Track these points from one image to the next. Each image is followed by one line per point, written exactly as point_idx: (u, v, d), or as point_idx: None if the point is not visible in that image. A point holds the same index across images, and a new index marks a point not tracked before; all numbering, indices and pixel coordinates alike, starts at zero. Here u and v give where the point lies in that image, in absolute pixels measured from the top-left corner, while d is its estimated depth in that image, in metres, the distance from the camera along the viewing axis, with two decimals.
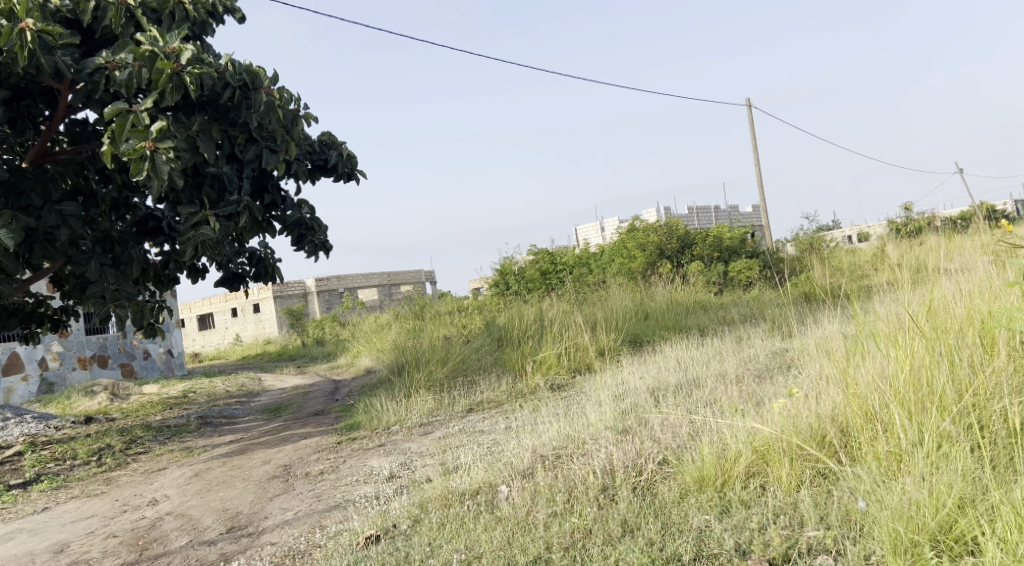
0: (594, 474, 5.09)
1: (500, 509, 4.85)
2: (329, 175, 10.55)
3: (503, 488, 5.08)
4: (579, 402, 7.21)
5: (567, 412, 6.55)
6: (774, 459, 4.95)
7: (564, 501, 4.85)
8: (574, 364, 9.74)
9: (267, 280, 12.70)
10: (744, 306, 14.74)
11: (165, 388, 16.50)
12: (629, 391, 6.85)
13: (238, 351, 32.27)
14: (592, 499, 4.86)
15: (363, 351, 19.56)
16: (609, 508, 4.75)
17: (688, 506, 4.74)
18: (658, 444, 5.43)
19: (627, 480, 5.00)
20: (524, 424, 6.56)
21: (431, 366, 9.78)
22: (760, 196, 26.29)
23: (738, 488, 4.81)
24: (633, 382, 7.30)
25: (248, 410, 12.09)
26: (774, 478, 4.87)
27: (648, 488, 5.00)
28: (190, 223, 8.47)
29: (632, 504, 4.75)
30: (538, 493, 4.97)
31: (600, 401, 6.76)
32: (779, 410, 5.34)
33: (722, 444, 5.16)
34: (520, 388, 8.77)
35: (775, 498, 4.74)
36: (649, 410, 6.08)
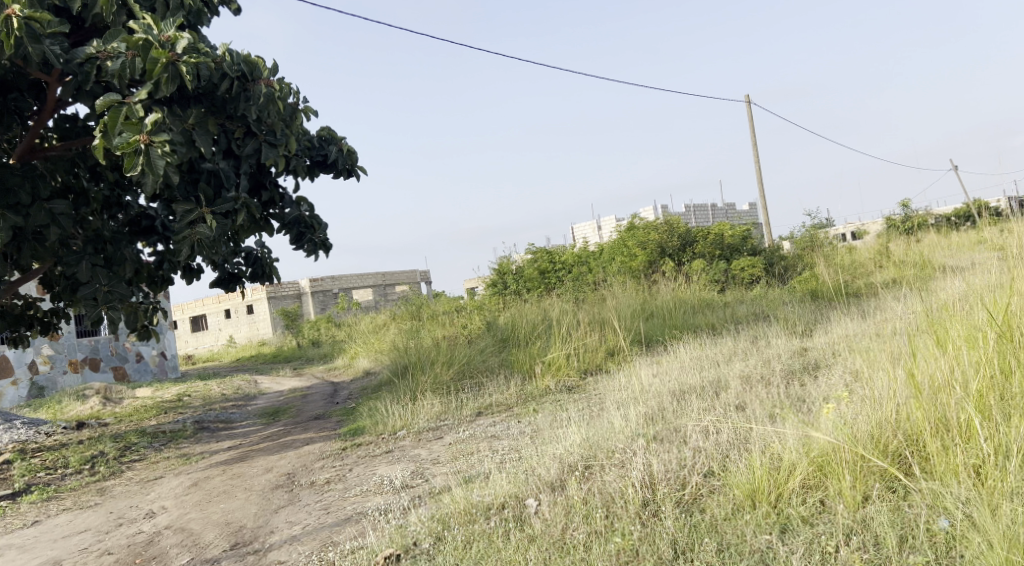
0: (634, 487, 4.76)
1: (531, 527, 4.53)
2: (328, 171, 10.23)
3: (531, 503, 4.76)
4: (595, 406, 6.92)
5: (585, 416, 6.26)
6: (834, 472, 4.63)
7: (603, 518, 4.53)
8: (584, 365, 9.44)
9: (265, 281, 12.35)
10: (751, 305, 14.49)
11: (159, 391, 16.16)
12: (649, 394, 6.57)
13: (233, 353, 31.92)
14: (636, 518, 4.53)
15: (361, 353, 19.25)
16: (655, 526, 4.43)
17: (742, 523, 4.41)
18: (689, 452, 5.12)
19: (673, 494, 4.69)
20: (541, 429, 6.25)
21: (436, 369, 9.47)
22: (759, 193, 26.04)
23: (798, 504, 4.47)
24: (651, 384, 7.00)
25: (245, 414, 11.77)
26: (834, 492, 4.54)
27: (693, 503, 4.68)
28: (186, 221, 8.14)
29: (680, 522, 4.43)
30: (571, 508, 4.66)
31: (619, 404, 6.46)
32: (835, 418, 5.03)
33: (774, 456, 4.85)
34: (530, 391, 8.47)
35: (841, 515, 4.39)
36: (675, 415, 5.78)
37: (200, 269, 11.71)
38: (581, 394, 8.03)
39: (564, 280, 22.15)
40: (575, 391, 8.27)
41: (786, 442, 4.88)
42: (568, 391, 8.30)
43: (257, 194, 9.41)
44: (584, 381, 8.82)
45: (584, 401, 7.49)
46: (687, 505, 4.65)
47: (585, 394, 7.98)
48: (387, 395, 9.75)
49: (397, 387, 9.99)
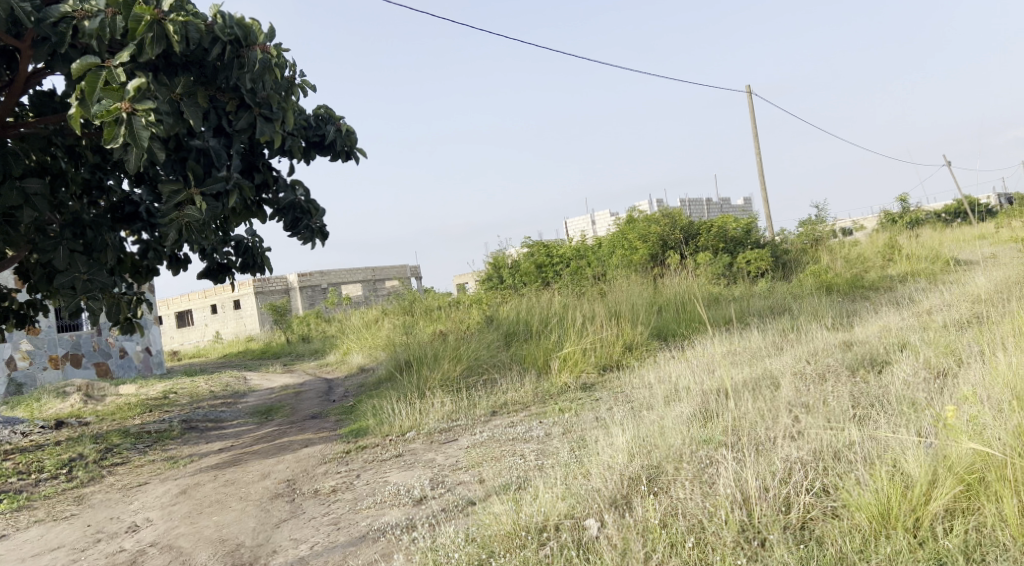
0: (726, 507, 4.13)
1: (598, 556, 3.91)
2: (326, 153, 9.56)
3: (592, 525, 4.13)
4: (626, 406, 6.29)
5: (621, 417, 5.65)
6: (988, 494, 4.00)
7: (693, 548, 3.91)
8: (602, 360, 8.80)
9: (256, 272, 11.64)
10: (765, 298, 13.88)
11: (143, 388, 15.45)
12: (688, 392, 5.97)
13: (220, 348, 31.15)
14: (740, 550, 3.90)
15: (354, 348, 18.57)
16: (765, 559, 3.82)
17: (880, 557, 3.80)
18: (754, 459, 4.50)
19: (778, 517, 4.07)
20: (573, 434, 5.62)
21: (444, 365, 8.82)
22: (760, 186, 25.47)
23: (952, 536, 3.84)
24: (687, 382, 6.38)
25: (236, 412, 11.10)
26: (988, 519, 3.92)
27: (806, 530, 4.07)
28: (173, 202, 7.44)
29: (793, 552, 3.83)
30: (647, 533, 4.03)
31: (656, 404, 5.86)
32: (969, 423, 4.38)
33: (900, 470, 4.22)
34: (547, 389, 7.83)
35: (1006, 547, 3.76)
36: (725, 416, 5.18)
37: (187, 259, 11.00)
38: (604, 392, 7.40)
39: (563, 274, 21.52)
40: (597, 390, 7.64)
41: (909, 453, 4.26)
42: (589, 389, 7.67)
43: (249, 176, 8.72)
44: (603, 377, 8.19)
45: (610, 400, 6.86)
46: (801, 535, 4.03)
47: (609, 392, 7.34)
48: (390, 393, 9.08)
49: (401, 385, 9.33)
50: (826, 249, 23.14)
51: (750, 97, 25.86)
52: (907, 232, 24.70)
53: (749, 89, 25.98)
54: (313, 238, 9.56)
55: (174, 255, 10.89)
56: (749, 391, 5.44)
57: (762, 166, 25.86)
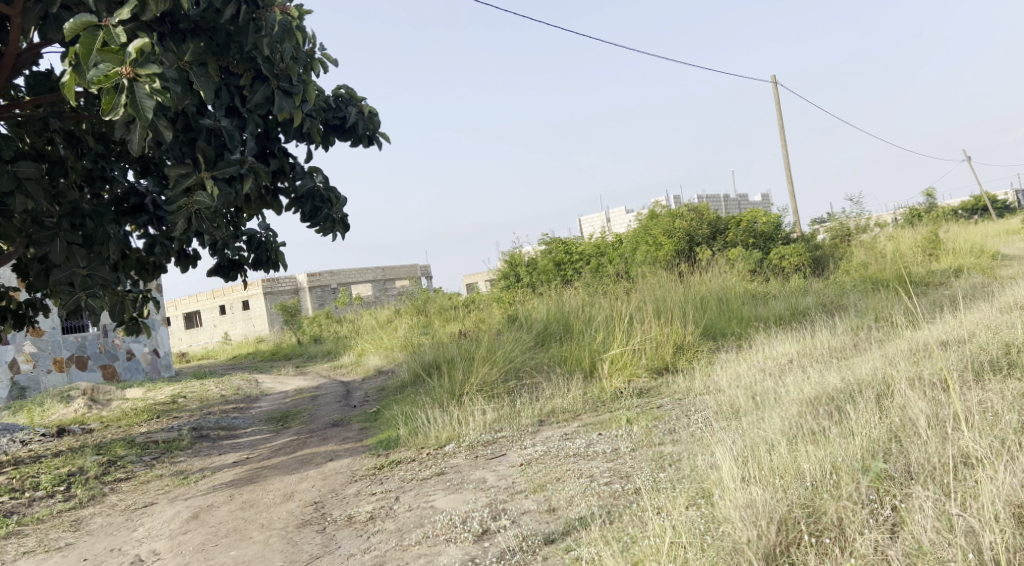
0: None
1: None
2: (346, 137, 8.77)
3: None
4: (702, 419, 5.47)
5: (706, 435, 4.83)
6: None
7: None
8: (653, 364, 7.98)
9: (270, 269, 10.87)
10: (810, 295, 13.05)
11: (150, 392, 14.67)
12: (777, 403, 5.15)
13: (229, 350, 30.41)
14: None
15: (369, 349, 17.78)
16: None
17: None
18: (942, 500, 3.71)
19: None
20: (651, 454, 4.80)
21: (483, 366, 7.95)
22: (786, 180, 24.60)
23: None
24: (771, 393, 5.55)
25: (250, 419, 10.32)
26: None
27: None
28: (182, 187, 6.68)
29: None
30: None
31: (742, 417, 5.05)
32: None
33: None
34: (597, 396, 7.01)
35: None
36: (840, 434, 4.39)
37: (197, 255, 10.23)
38: (666, 401, 6.58)
39: (584, 272, 20.70)
40: (655, 396, 6.81)
41: None
42: (647, 396, 6.83)
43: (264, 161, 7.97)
44: (658, 382, 7.36)
45: (678, 412, 6.02)
46: None
47: (673, 402, 6.52)
48: (419, 400, 8.26)
49: (431, 389, 8.51)
50: (857, 245, 22.28)
51: (775, 88, 25.00)
52: (941, 227, 23.82)
53: (774, 80, 25.11)
54: (334, 230, 8.80)
55: (183, 250, 10.12)
56: (861, 403, 4.63)
57: (787, 160, 25.01)
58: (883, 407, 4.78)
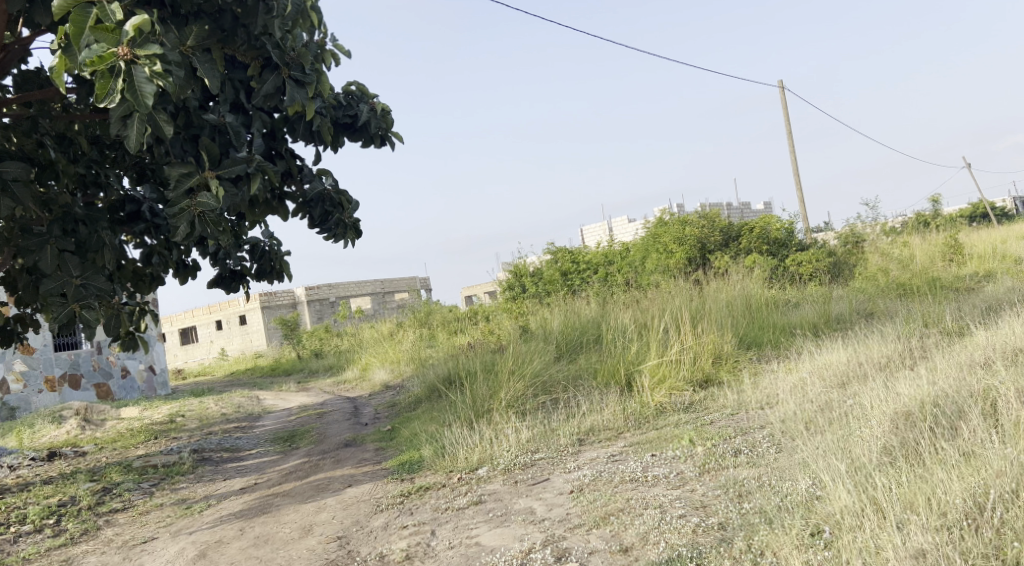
0: None
1: None
2: (357, 137, 8.22)
3: None
4: (773, 440, 4.87)
5: (795, 460, 4.28)
6: None
7: None
8: (693, 376, 7.37)
9: (274, 279, 10.25)
10: (837, 301, 12.47)
11: (146, 411, 14.02)
12: (863, 421, 4.58)
13: (226, 366, 29.72)
14: None
15: (373, 363, 17.14)
16: None
17: None
18: None
19: None
20: (727, 486, 4.23)
21: (514, 379, 7.31)
22: (796, 186, 24.08)
23: None
24: (851, 412, 4.95)
25: (254, 439, 9.71)
26: None
27: None
28: (184, 188, 6.11)
29: None
30: None
31: (825, 437, 4.47)
32: None
33: None
34: (640, 412, 6.39)
35: None
36: (967, 463, 3.88)
37: (198, 265, 9.63)
38: (719, 418, 5.98)
39: (592, 282, 20.13)
40: (705, 413, 6.21)
41: None
42: (697, 412, 6.22)
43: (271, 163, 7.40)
44: (704, 397, 6.76)
45: (740, 431, 5.41)
46: None
47: (728, 419, 5.91)
48: (441, 419, 7.64)
49: (452, 407, 7.89)
50: (872, 251, 21.73)
51: (782, 93, 24.50)
52: (955, 231, 23.30)
53: (781, 84, 24.61)
54: (347, 236, 8.23)
55: (182, 261, 9.52)
56: (981, 427, 4.10)
57: (797, 166, 24.50)
58: (997, 429, 4.22)
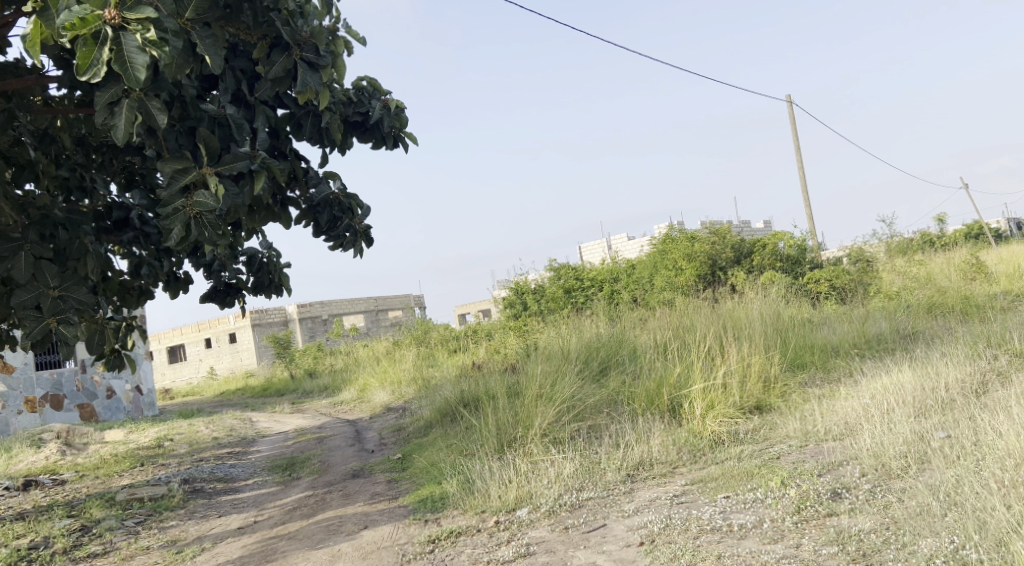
0: None
1: None
2: (368, 136, 7.51)
3: None
4: (879, 485, 4.22)
5: (935, 522, 3.64)
6: None
7: None
8: (744, 403, 6.64)
9: (272, 293, 9.49)
10: (869, 319, 11.77)
11: (132, 434, 13.18)
12: (999, 470, 3.93)
13: (216, 386, 28.83)
14: None
15: (372, 383, 16.33)
16: None
17: None
18: None
19: None
20: (844, 545, 3.65)
21: (546, 403, 6.56)
22: (804, 203, 23.45)
23: None
24: (965, 456, 4.23)
25: (250, 467, 8.92)
26: None
27: None
28: (179, 185, 5.40)
29: None
30: None
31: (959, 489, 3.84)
32: None
33: None
34: (694, 443, 5.65)
35: None
36: None
37: (190, 278, 8.87)
38: (789, 453, 5.25)
39: (598, 300, 19.41)
40: (770, 446, 5.47)
41: None
42: (761, 444, 5.49)
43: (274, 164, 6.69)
44: (763, 427, 6.03)
45: (823, 470, 4.69)
46: None
47: (801, 454, 5.17)
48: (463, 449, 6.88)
49: (473, 435, 7.14)
50: (886, 269, 21.07)
51: (789, 107, 23.95)
52: (969, 250, 22.69)
53: (787, 98, 24.04)
54: (356, 246, 7.50)
55: (172, 274, 8.76)
56: None
57: (805, 182, 23.90)
58: None
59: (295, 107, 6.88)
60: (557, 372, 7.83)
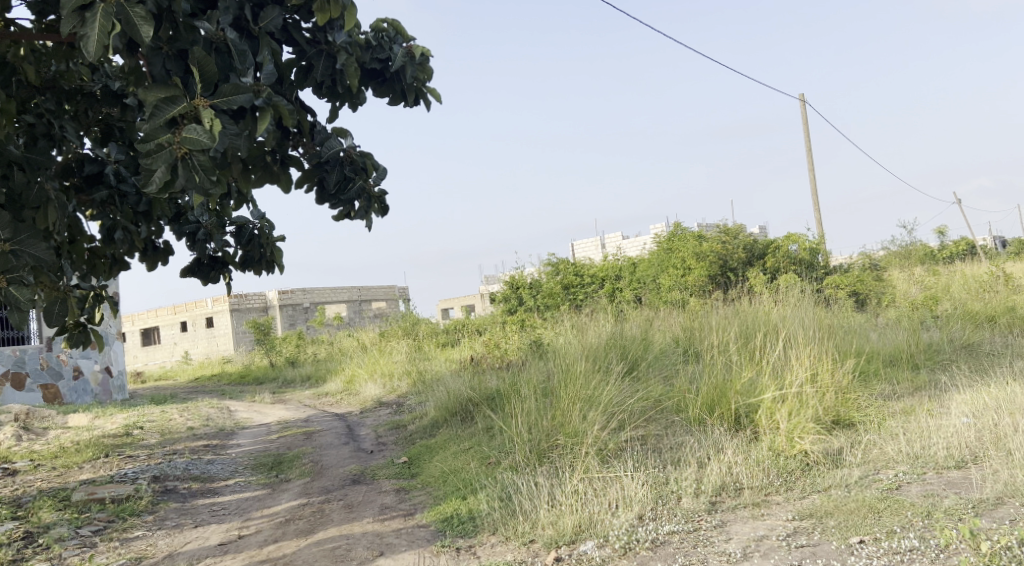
0: None
1: None
2: (387, 87, 6.42)
3: None
4: None
5: None
6: None
7: None
8: (823, 417, 5.69)
9: (264, 270, 8.27)
10: (911, 326, 10.86)
11: (97, 419, 12.00)
12: None
13: (190, 371, 27.60)
14: None
15: (360, 374, 15.22)
16: None
17: None
18: None
19: None
20: None
21: (593, 407, 5.58)
22: (813, 206, 22.60)
23: None
24: None
25: (231, 464, 7.84)
26: None
27: None
28: (165, 116, 4.33)
29: None
30: None
31: None
32: None
33: None
34: (782, 464, 4.72)
35: None
36: None
37: (170, 248, 7.78)
38: (909, 483, 4.37)
39: (600, 297, 18.42)
40: (878, 470, 4.61)
41: None
42: (867, 469, 4.60)
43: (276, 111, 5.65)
44: (858, 446, 5.08)
45: (977, 512, 3.94)
46: None
47: (927, 485, 4.34)
48: (494, 462, 5.86)
49: (503, 444, 6.11)
50: (899, 277, 20.24)
51: (801, 107, 23.09)
52: (981, 263, 21.97)
53: (799, 98, 23.15)
54: (368, 217, 6.35)
55: (150, 243, 7.67)
56: None
57: (814, 185, 23.06)
58: None
59: (305, 45, 5.87)
60: (596, 371, 6.84)
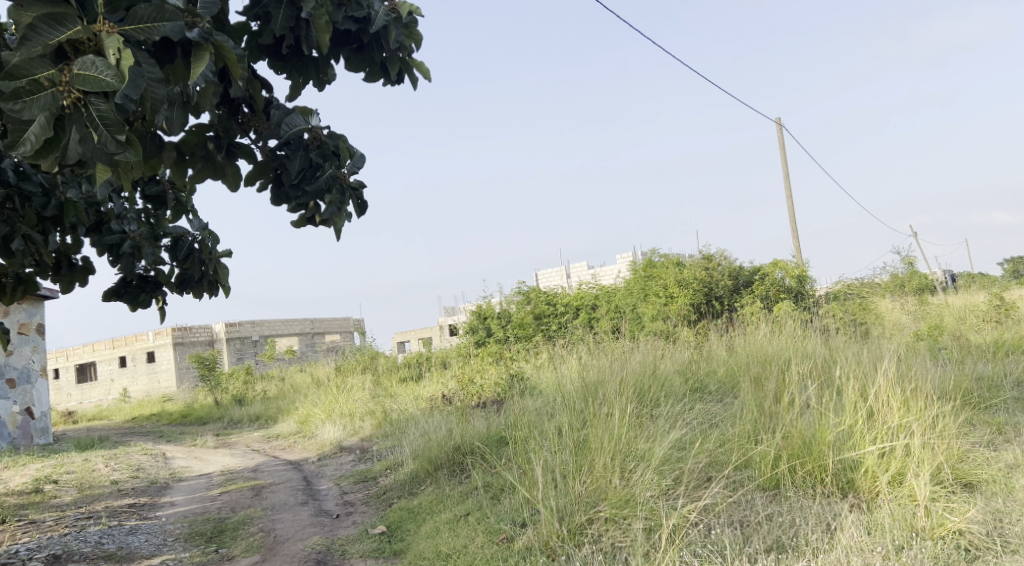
0: None
1: None
2: (362, 62, 4.95)
3: None
4: None
5: None
6: None
7: None
8: (941, 473, 4.53)
9: (206, 292, 6.56)
10: (942, 354, 9.71)
11: (6, 471, 10.22)
12: None
13: (128, 410, 25.58)
14: None
15: (316, 413, 13.59)
16: None
17: None
18: None
19: None
20: None
21: (640, 467, 4.54)
22: (792, 232, 21.60)
23: None
24: None
25: (159, 532, 6.28)
26: None
27: None
28: (45, 41, 2.84)
29: None
30: None
31: None
32: None
33: None
34: (934, 549, 3.77)
35: None
36: None
37: (90, 264, 6.16)
38: None
39: (576, 328, 17.04)
40: None
41: None
42: None
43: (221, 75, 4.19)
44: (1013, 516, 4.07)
45: None
46: None
47: None
48: (512, 541, 4.53)
49: (519, 515, 4.79)
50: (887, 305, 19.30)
51: (778, 131, 22.24)
52: (966, 292, 21.12)
53: (776, 121, 22.27)
54: (339, 218, 4.87)
55: (64, 258, 6.05)
56: None
57: (792, 210, 22.16)
58: None
59: None
60: (632, 417, 5.51)
